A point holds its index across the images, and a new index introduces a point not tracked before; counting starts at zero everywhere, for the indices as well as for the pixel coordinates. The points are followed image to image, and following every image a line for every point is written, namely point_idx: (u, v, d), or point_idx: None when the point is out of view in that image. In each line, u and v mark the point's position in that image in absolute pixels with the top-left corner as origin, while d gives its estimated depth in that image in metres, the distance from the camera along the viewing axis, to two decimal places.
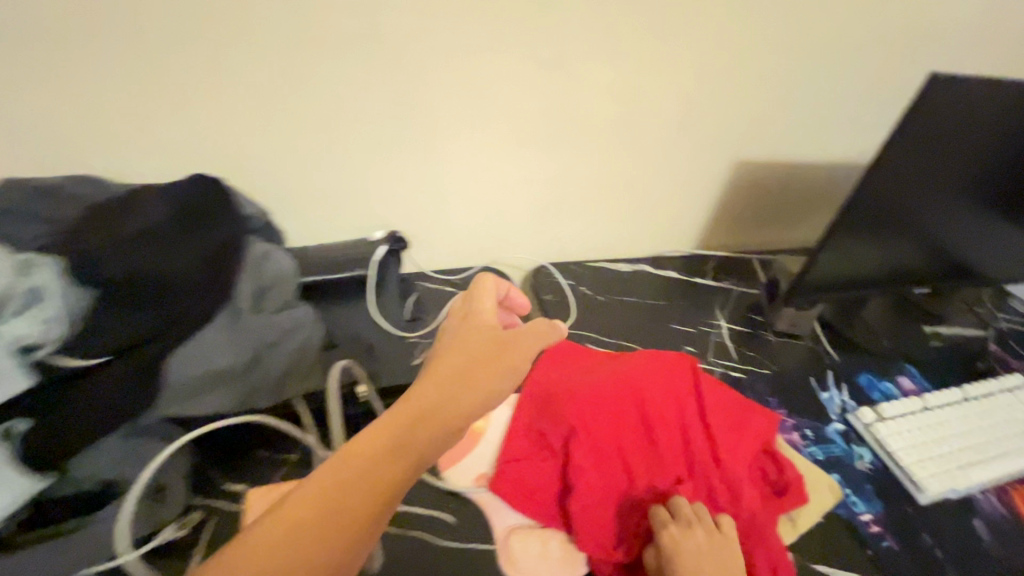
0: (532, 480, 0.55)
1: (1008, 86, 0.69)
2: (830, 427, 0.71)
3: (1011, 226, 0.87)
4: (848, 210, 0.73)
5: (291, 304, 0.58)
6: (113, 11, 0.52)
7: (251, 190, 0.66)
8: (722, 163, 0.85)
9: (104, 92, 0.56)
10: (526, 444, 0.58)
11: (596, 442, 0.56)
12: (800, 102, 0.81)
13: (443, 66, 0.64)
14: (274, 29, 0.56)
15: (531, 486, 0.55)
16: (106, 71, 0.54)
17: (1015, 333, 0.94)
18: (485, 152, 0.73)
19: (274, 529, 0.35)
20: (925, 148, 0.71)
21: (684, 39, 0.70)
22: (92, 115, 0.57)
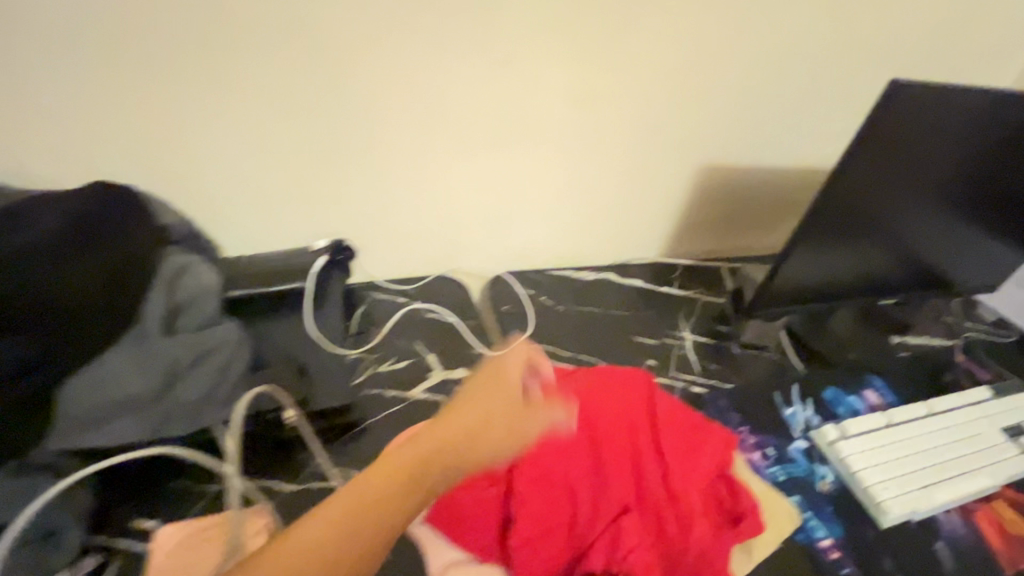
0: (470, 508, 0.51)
1: (973, 93, 0.67)
2: (792, 446, 0.68)
3: (979, 235, 0.86)
4: (812, 221, 0.71)
5: (213, 322, 0.54)
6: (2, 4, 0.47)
7: (177, 198, 0.62)
8: (686, 168, 0.82)
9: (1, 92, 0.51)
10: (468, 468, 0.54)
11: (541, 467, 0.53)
12: (764, 107, 0.79)
13: (384, 66, 0.60)
14: (190, 25, 0.52)
15: (469, 515, 0.51)
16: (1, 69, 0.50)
17: (982, 343, 0.93)
18: (436, 157, 0.69)
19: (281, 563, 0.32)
20: (890, 157, 0.69)
21: (641, 41, 0.67)
22: None
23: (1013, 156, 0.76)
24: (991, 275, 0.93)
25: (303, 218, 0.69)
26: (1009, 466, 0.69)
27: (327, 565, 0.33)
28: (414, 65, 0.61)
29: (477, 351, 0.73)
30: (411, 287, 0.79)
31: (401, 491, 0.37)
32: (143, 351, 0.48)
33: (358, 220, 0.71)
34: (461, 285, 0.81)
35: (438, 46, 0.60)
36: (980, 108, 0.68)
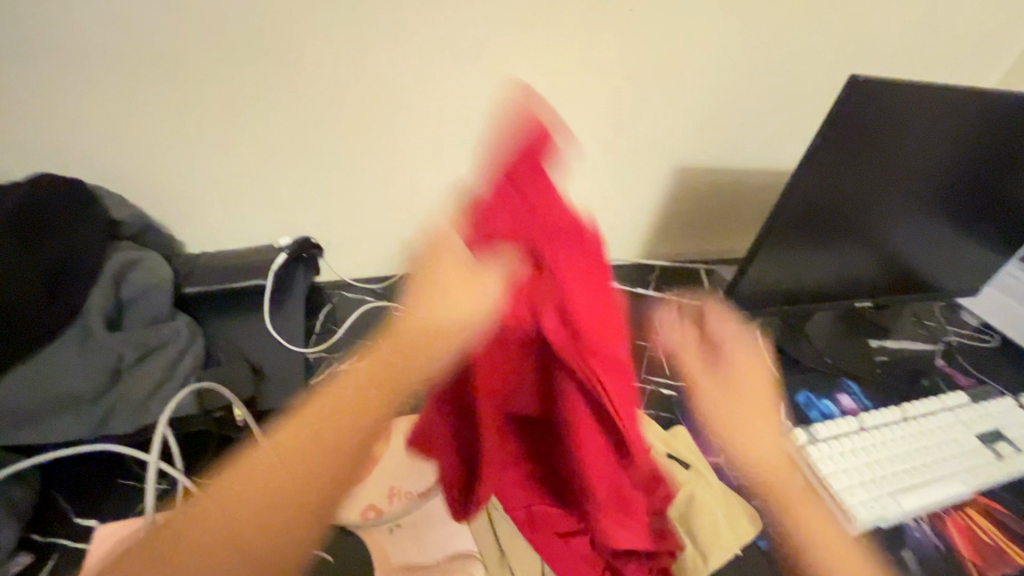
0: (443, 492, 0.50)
1: (946, 93, 0.65)
2: None
3: (959, 236, 0.84)
4: (781, 221, 0.70)
5: (163, 318, 0.54)
6: None
7: (134, 193, 0.61)
8: (660, 166, 0.81)
9: None
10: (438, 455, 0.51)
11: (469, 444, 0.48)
12: (738, 105, 0.78)
13: (343, 62, 0.59)
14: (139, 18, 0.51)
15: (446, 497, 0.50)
16: None
17: (963, 347, 0.91)
18: (402, 153, 0.68)
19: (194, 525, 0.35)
20: (860, 157, 0.67)
21: (609, 37, 0.66)
22: None
23: (990, 157, 0.75)
24: (973, 278, 0.91)
25: (266, 213, 0.68)
26: (983, 472, 0.68)
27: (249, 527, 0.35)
28: (375, 61, 0.60)
29: None
30: (379, 286, 0.78)
31: (305, 465, 0.37)
32: (87, 345, 0.48)
33: (325, 218, 0.70)
34: None
35: (398, 41, 0.59)
36: (954, 108, 0.67)
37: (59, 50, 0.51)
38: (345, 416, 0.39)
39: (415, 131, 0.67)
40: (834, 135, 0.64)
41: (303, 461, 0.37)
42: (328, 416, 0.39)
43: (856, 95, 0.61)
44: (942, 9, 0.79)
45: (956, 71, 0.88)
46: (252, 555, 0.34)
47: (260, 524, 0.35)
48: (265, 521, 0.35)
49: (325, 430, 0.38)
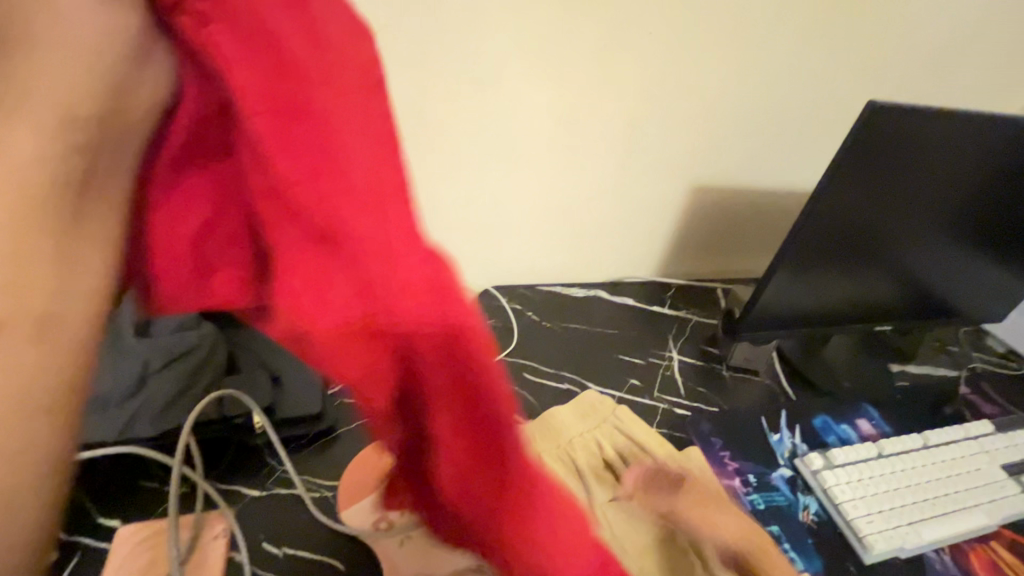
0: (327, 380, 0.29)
1: (969, 117, 0.65)
2: (776, 474, 0.66)
3: (983, 261, 0.83)
4: (797, 243, 0.69)
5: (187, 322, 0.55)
6: None
7: None
8: (678, 187, 0.82)
9: None
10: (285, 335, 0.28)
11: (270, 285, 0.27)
12: (757, 128, 0.79)
13: None
14: None
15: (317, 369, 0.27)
16: None
17: (989, 374, 0.89)
18: (424, 170, 0.70)
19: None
20: (880, 178, 0.67)
21: (628, 61, 0.68)
22: None
23: (1015, 182, 0.74)
24: (1000, 304, 0.89)
25: None
26: (1008, 505, 0.66)
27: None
28: (399, 82, 0.62)
29: None
30: None
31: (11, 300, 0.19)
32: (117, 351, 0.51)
33: None
34: None
35: (424, 63, 0.62)
36: (977, 131, 0.67)
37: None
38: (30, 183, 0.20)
39: (434, 147, 0.68)
40: (854, 158, 0.64)
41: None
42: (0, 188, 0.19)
43: (875, 118, 0.61)
44: (962, 33, 0.79)
45: (979, 96, 0.88)
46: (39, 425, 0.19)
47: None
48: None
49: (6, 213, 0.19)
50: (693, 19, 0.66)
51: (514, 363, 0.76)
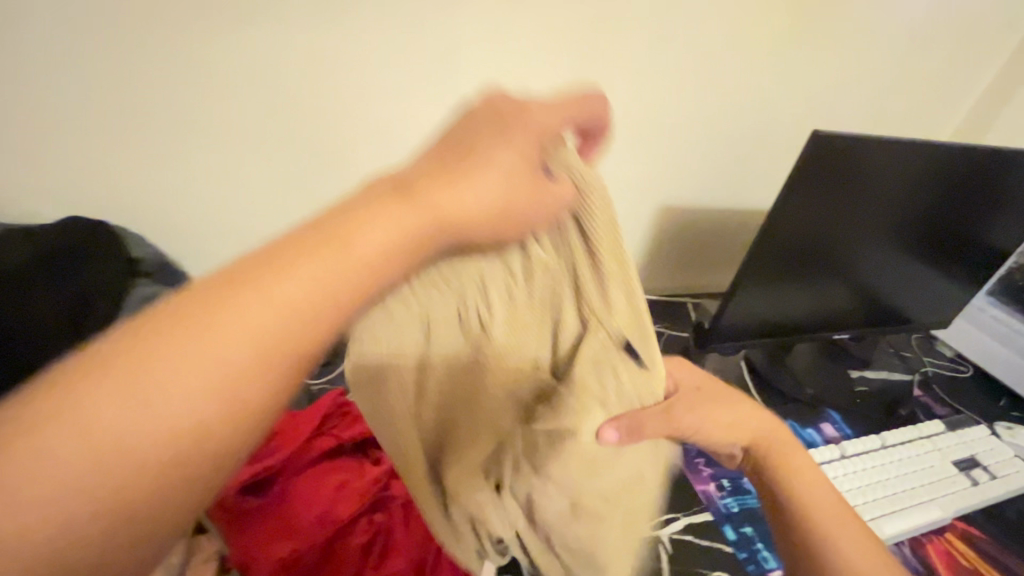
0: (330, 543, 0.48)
1: (908, 143, 0.72)
2: (749, 478, 0.70)
3: (930, 272, 0.89)
4: (760, 259, 0.74)
5: None
6: None
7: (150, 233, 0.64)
8: (647, 207, 0.87)
9: None
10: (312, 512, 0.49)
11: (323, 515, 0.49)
12: (718, 152, 0.85)
13: (361, 114, 0.65)
14: None
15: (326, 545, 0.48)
16: None
17: (939, 378, 0.95)
18: None
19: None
20: (835, 197, 0.73)
21: (600, 93, 0.73)
22: None
23: (953, 200, 0.81)
24: (947, 311, 0.97)
25: None
26: (961, 498, 0.71)
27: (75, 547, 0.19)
28: (389, 115, 0.66)
29: None
30: None
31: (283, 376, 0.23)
32: None
33: None
34: None
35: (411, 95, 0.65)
36: (917, 154, 0.73)
37: None
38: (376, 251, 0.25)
39: None
40: (811, 179, 0.70)
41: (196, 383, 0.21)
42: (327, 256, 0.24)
43: (825, 145, 0.67)
44: (901, 68, 0.87)
45: (915, 122, 0.96)
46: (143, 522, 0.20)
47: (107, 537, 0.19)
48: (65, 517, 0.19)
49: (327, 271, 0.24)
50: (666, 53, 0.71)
51: None
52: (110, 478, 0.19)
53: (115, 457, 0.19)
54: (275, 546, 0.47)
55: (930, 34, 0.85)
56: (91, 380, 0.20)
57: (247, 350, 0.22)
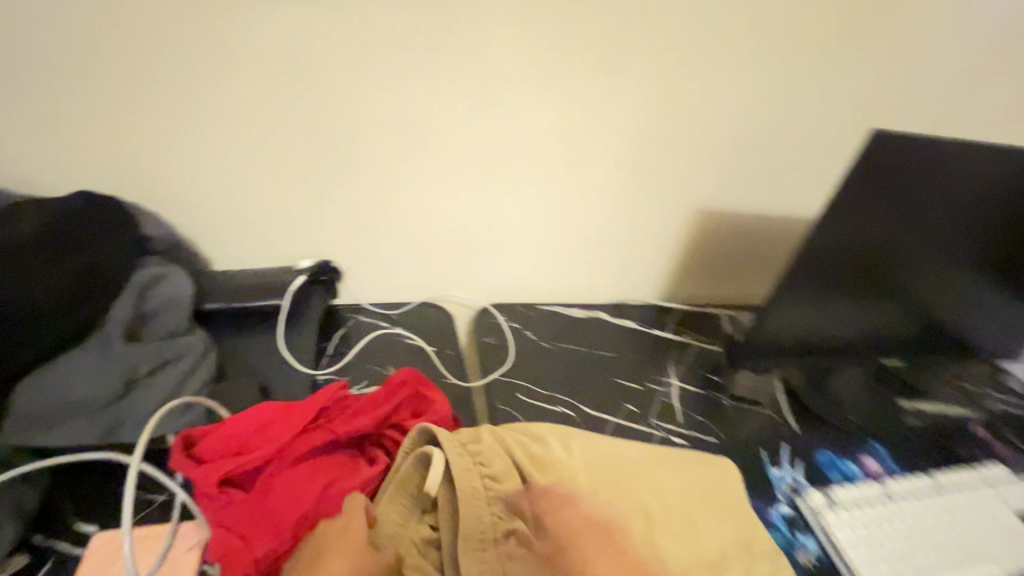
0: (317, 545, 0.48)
1: (980, 150, 0.63)
2: (775, 510, 0.63)
3: (1001, 294, 0.79)
4: (799, 272, 0.68)
5: (181, 331, 0.56)
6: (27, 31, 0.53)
7: (170, 211, 0.66)
8: (681, 210, 0.82)
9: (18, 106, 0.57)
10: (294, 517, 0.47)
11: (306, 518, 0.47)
12: (762, 154, 0.79)
13: (374, 98, 0.64)
14: (195, 54, 0.57)
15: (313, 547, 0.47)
16: (18, 85, 0.56)
17: (1007, 417, 0.85)
18: (425, 181, 0.71)
19: None
20: (889, 207, 0.65)
21: (631, 84, 0.69)
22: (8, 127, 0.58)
23: None
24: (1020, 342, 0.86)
25: (293, 236, 0.71)
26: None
27: None
28: (403, 96, 0.64)
29: (449, 381, 0.72)
30: (395, 314, 0.80)
31: None
32: (102, 353, 0.50)
33: (346, 238, 0.74)
34: (444, 314, 0.82)
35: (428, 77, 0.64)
36: (991, 162, 0.65)
37: (125, 73, 0.57)
38: None
39: (432, 162, 0.70)
40: (864, 184, 0.62)
41: None
42: None
43: (875, 147, 0.60)
44: (978, 69, 0.78)
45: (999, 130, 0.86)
46: None
47: None
48: None
49: None
50: (698, 42, 0.67)
51: (507, 383, 0.74)
52: None
53: None
54: (255, 543, 0.45)
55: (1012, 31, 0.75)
56: None
57: None
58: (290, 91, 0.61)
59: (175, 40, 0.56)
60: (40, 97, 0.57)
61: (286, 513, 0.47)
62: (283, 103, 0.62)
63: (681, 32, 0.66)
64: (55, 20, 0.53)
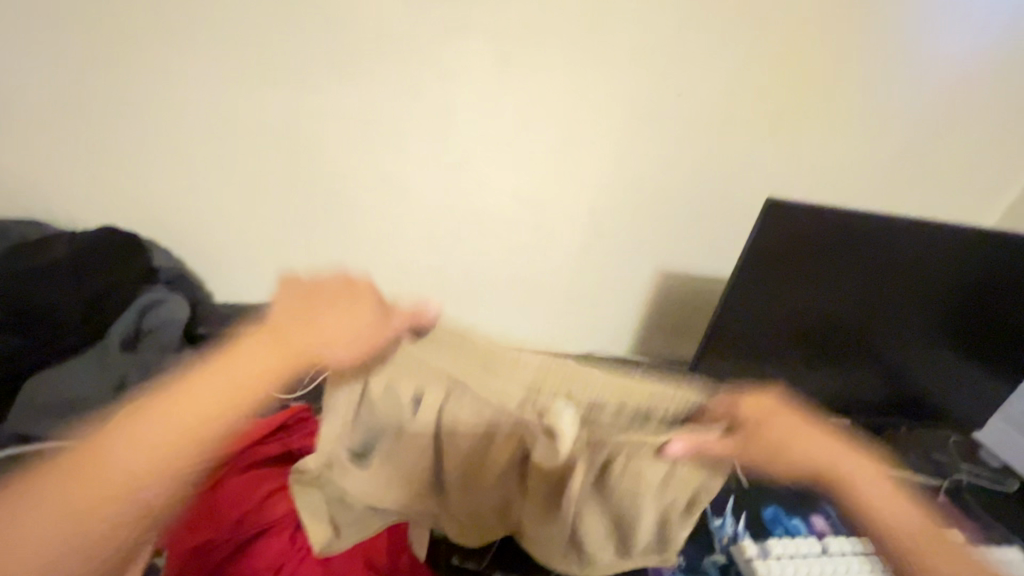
0: (251, 547, 0.53)
1: (905, 224, 0.66)
2: (709, 558, 0.65)
3: (958, 361, 0.79)
4: (714, 334, 0.71)
5: (176, 348, 0.64)
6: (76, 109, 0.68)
7: (183, 249, 0.78)
8: (643, 270, 0.88)
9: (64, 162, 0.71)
10: (231, 519, 0.53)
11: (241, 523, 0.53)
12: (717, 226, 0.84)
13: (353, 163, 0.74)
14: (199, 123, 0.70)
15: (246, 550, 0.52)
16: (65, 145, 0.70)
17: (977, 489, 0.83)
18: (400, 232, 0.80)
19: (106, 467, 0.38)
20: (804, 272, 0.68)
21: (588, 154, 0.76)
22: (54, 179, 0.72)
23: (975, 283, 0.72)
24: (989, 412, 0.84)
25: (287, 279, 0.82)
26: None
27: (94, 496, 0.36)
28: (376, 159, 0.74)
29: None
30: None
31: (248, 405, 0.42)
32: (102, 362, 0.59)
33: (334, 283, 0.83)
34: None
35: (399, 148, 0.74)
36: (918, 233, 0.67)
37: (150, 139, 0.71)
38: (321, 327, 0.45)
39: (406, 216, 0.79)
40: (776, 243, 0.65)
41: (194, 417, 0.41)
42: (288, 330, 0.44)
43: (768, 216, 0.64)
44: (958, 110, 0.76)
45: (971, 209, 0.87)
46: (133, 485, 0.38)
47: (123, 494, 0.37)
48: (123, 479, 0.38)
49: (287, 329, 0.45)
50: (656, 82, 0.71)
51: None
52: (151, 471, 0.38)
53: (147, 445, 0.39)
54: (201, 530, 0.53)
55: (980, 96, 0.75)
56: (138, 423, 0.40)
57: (233, 387, 0.42)
58: (283, 156, 0.73)
59: (191, 111, 0.69)
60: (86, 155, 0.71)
61: (227, 514, 0.54)
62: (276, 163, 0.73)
63: (635, 67, 0.70)
64: (98, 101, 0.67)
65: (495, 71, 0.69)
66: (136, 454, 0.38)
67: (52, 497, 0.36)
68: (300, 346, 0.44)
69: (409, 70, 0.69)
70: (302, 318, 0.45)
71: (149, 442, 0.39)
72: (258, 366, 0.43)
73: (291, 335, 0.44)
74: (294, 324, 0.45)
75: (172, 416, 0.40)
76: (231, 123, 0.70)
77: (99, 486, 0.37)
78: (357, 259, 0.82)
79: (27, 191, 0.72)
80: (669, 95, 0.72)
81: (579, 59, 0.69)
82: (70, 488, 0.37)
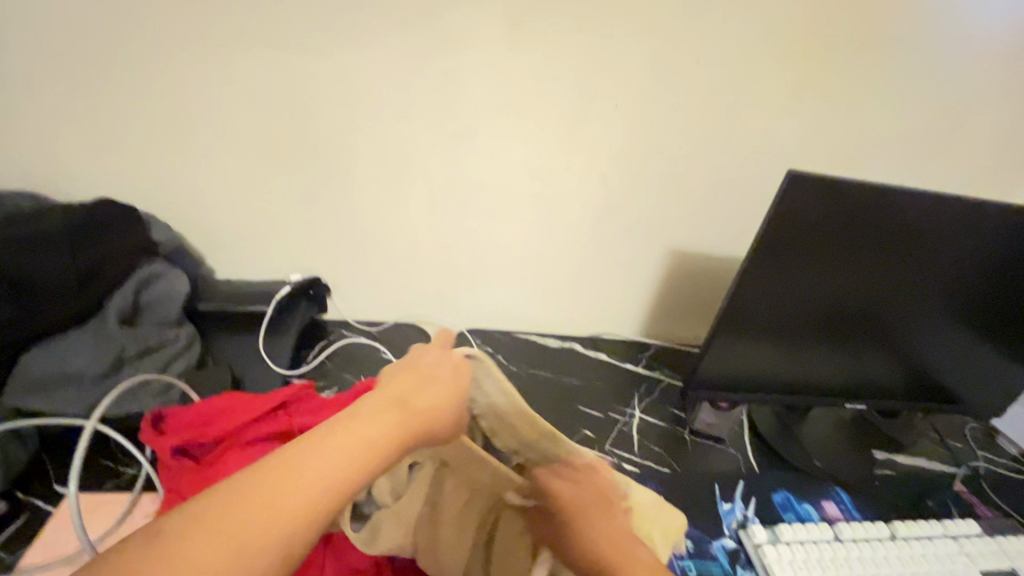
0: None
1: (933, 198, 0.63)
2: (717, 543, 0.64)
3: (981, 343, 0.76)
4: (731, 313, 0.69)
5: (172, 321, 0.65)
6: (70, 71, 0.65)
7: (182, 223, 0.76)
8: (653, 250, 0.85)
9: (56, 127, 0.69)
10: None
11: None
12: (730, 204, 0.82)
13: (358, 133, 0.72)
14: (199, 89, 0.67)
15: None
16: (57, 110, 0.68)
17: (992, 476, 0.81)
18: (405, 207, 0.78)
19: (242, 501, 0.31)
20: (826, 249, 0.65)
21: (602, 126, 0.73)
22: (47, 146, 0.70)
23: (1003, 263, 0.69)
24: (1008, 398, 0.82)
25: (290, 256, 0.81)
26: None
27: (248, 538, 0.30)
28: (381, 129, 0.72)
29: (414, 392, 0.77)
30: (377, 330, 0.87)
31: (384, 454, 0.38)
32: (99, 334, 0.58)
33: (337, 260, 0.82)
34: (422, 334, 0.88)
35: (405, 118, 0.71)
36: (945, 209, 0.64)
37: (146, 105, 0.68)
38: (438, 396, 0.45)
39: (411, 189, 0.77)
40: (798, 217, 0.63)
41: (347, 457, 0.36)
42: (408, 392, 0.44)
43: (789, 188, 0.60)
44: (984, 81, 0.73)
45: (991, 188, 0.85)
46: (298, 526, 0.32)
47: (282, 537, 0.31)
48: (279, 518, 0.31)
49: (410, 388, 0.44)
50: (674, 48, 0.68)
51: None
52: (297, 510, 0.32)
53: (295, 485, 0.33)
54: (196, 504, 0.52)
55: (994, 66, 0.74)
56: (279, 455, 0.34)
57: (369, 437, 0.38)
58: (285, 125, 0.71)
59: (190, 75, 0.67)
60: (80, 121, 0.69)
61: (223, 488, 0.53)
62: (279, 133, 0.71)
63: (651, 34, 0.67)
64: (93, 64, 0.65)
65: (506, 35, 0.66)
66: (281, 492, 0.32)
67: (224, 535, 0.30)
68: (424, 409, 0.43)
69: (415, 37, 0.66)
70: (421, 381, 0.45)
71: (276, 491, 0.32)
72: (393, 420, 0.40)
73: (413, 397, 0.43)
74: (415, 388, 0.44)
75: (308, 477, 0.34)
76: (232, 90, 0.68)
77: (255, 524, 0.31)
78: (361, 235, 0.80)
79: (20, 159, 0.70)
80: (685, 62, 0.69)
81: (593, 24, 0.66)
82: (221, 548, 0.29)
